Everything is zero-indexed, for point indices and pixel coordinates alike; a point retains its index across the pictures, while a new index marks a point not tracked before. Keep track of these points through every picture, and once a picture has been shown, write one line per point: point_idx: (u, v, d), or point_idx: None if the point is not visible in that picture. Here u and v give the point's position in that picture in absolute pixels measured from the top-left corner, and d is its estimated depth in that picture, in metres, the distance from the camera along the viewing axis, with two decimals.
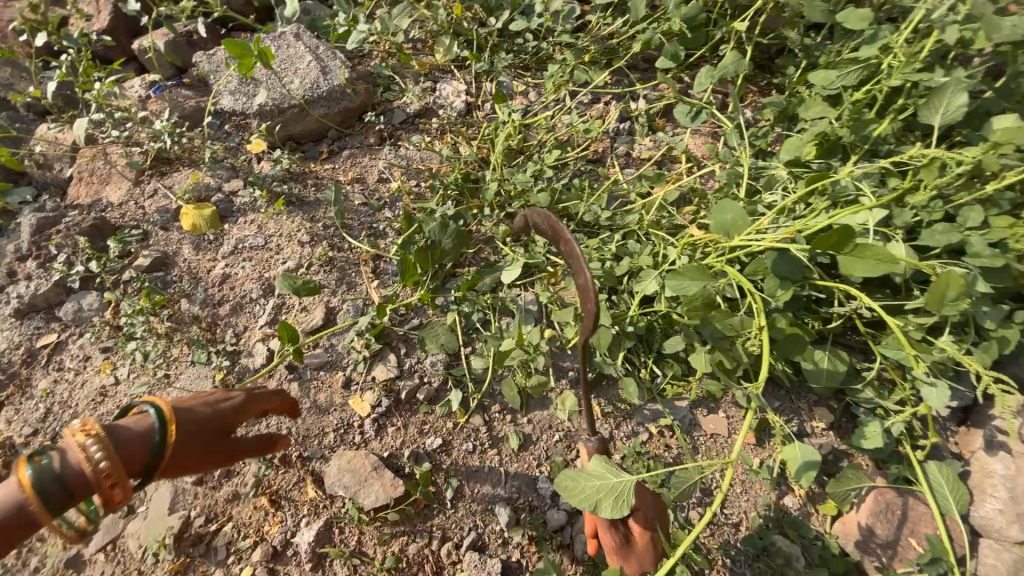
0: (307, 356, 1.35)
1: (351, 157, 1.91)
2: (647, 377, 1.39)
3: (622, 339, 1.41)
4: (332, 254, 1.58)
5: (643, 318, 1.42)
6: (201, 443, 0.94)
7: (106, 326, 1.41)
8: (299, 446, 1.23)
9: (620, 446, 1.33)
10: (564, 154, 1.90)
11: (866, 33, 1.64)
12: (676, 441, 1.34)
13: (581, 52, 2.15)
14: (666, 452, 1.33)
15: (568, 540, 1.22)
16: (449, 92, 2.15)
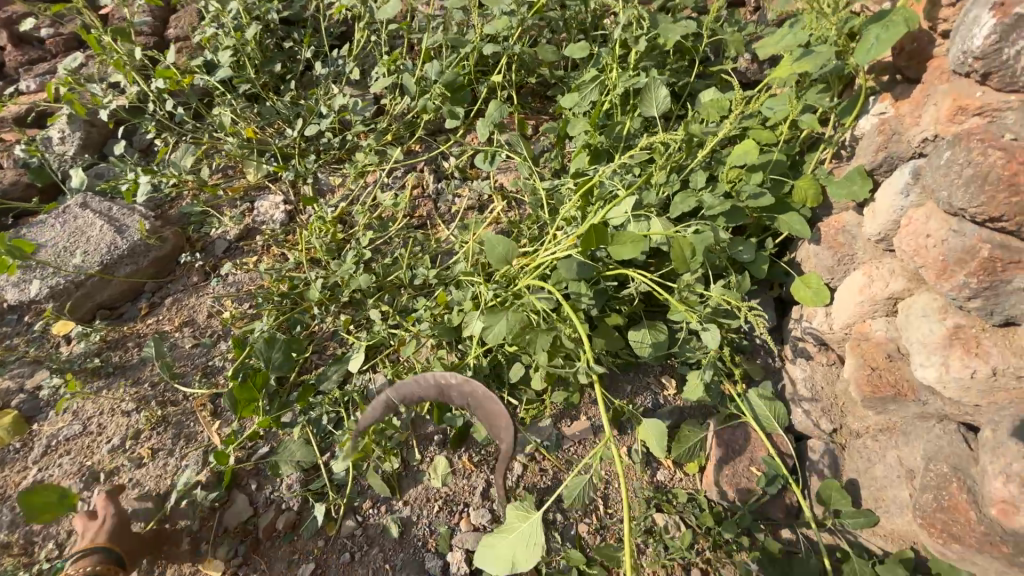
0: None
1: (175, 303, 1.85)
2: (505, 413, 1.44)
3: (470, 386, 1.45)
4: (163, 412, 1.50)
5: (483, 359, 1.48)
6: (131, 539, 1.17)
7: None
8: None
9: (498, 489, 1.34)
10: (388, 229, 1.98)
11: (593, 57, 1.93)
12: (548, 462, 1.39)
13: (382, 133, 2.28)
14: (541, 477, 1.36)
15: None
16: (267, 206, 2.17)
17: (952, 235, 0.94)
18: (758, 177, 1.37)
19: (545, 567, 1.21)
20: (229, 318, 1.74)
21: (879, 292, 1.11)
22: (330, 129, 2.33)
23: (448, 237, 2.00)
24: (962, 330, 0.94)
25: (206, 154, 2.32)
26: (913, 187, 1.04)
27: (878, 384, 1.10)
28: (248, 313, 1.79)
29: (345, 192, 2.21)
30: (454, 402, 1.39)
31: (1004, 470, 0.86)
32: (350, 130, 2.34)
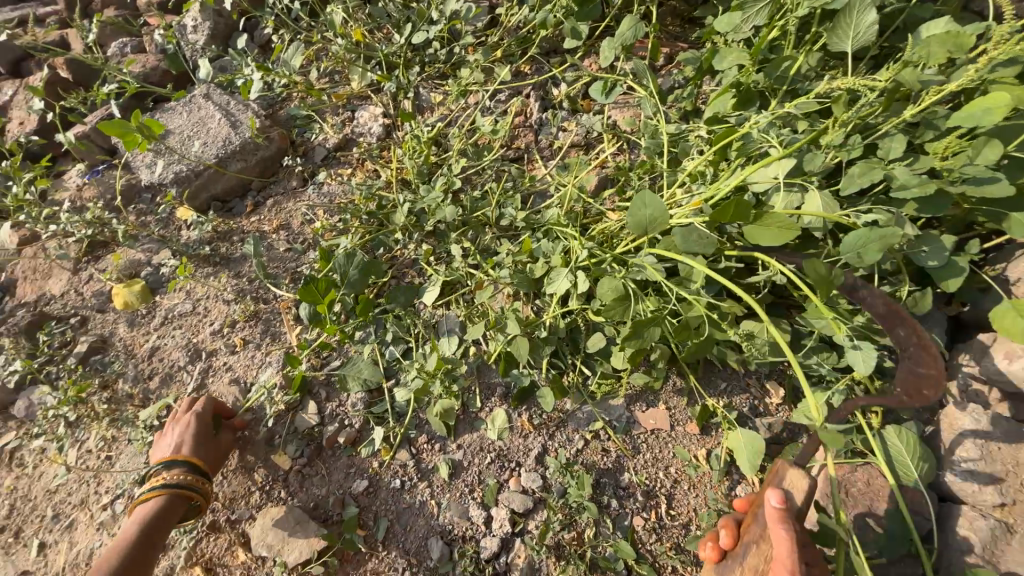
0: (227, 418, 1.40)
1: (275, 205, 1.92)
2: (575, 382, 1.32)
3: (543, 346, 1.34)
4: (257, 308, 1.60)
5: (562, 321, 1.35)
6: (210, 449, 1.25)
7: (52, 418, 1.48)
8: (226, 509, 1.27)
9: (552, 456, 1.26)
10: (483, 160, 1.82)
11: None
12: (614, 444, 1.26)
13: (492, 49, 2.04)
14: (602, 459, 1.24)
15: (503, 568, 1.17)
16: (367, 118, 2.09)
17: None
18: (996, 156, 0.98)
19: (590, 552, 1.14)
20: (321, 228, 1.77)
21: None
22: (438, 39, 2.13)
23: (544, 177, 1.80)
24: None
25: (316, 55, 2.27)
26: None
27: None
28: (337, 226, 1.79)
29: (444, 111, 2.05)
30: (525, 360, 1.30)
31: None
32: (458, 41, 2.13)
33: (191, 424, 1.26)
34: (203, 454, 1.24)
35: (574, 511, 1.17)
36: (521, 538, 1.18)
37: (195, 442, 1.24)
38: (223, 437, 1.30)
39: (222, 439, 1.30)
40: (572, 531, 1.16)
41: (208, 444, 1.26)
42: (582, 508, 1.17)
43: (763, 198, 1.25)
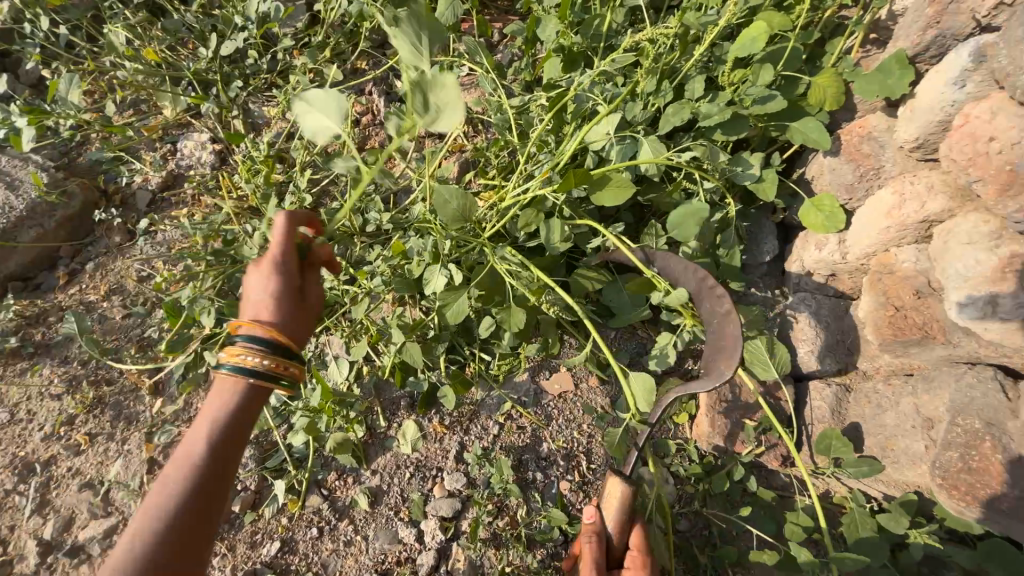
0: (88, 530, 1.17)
1: (98, 269, 1.62)
2: (477, 371, 1.30)
3: (435, 344, 1.30)
4: (99, 393, 1.35)
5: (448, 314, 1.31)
6: (299, 322, 1.00)
7: None
8: None
9: (470, 450, 1.23)
10: (335, 168, 1.70)
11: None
12: (527, 420, 1.26)
13: (318, 49, 1.89)
14: (518, 437, 1.25)
15: None
16: (192, 148, 1.84)
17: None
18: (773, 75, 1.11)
19: (525, 530, 1.14)
20: (161, 282, 1.53)
21: (911, 214, 0.91)
22: (254, 47, 1.93)
23: (404, 173, 1.73)
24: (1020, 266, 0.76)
25: (109, 86, 1.94)
26: (970, 74, 0.83)
27: (902, 325, 0.94)
28: (181, 275, 1.56)
29: (281, 124, 1.87)
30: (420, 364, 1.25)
31: None
32: (278, 46, 1.94)
33: (287, 280, 1.01)
34: (293, 328, 0.99)
35: (502, 496, 1.17)
36: (458, 541, 1.15)
37: (283, 308, 0.98)
38: (312, 287, 1.09)
39: (313, 300, 1.07)
40: (504, 516, 1.16)
41: (299, 314, 1.01)
42: (509, 492, 1.17)
43: (603, 152, 1.30)
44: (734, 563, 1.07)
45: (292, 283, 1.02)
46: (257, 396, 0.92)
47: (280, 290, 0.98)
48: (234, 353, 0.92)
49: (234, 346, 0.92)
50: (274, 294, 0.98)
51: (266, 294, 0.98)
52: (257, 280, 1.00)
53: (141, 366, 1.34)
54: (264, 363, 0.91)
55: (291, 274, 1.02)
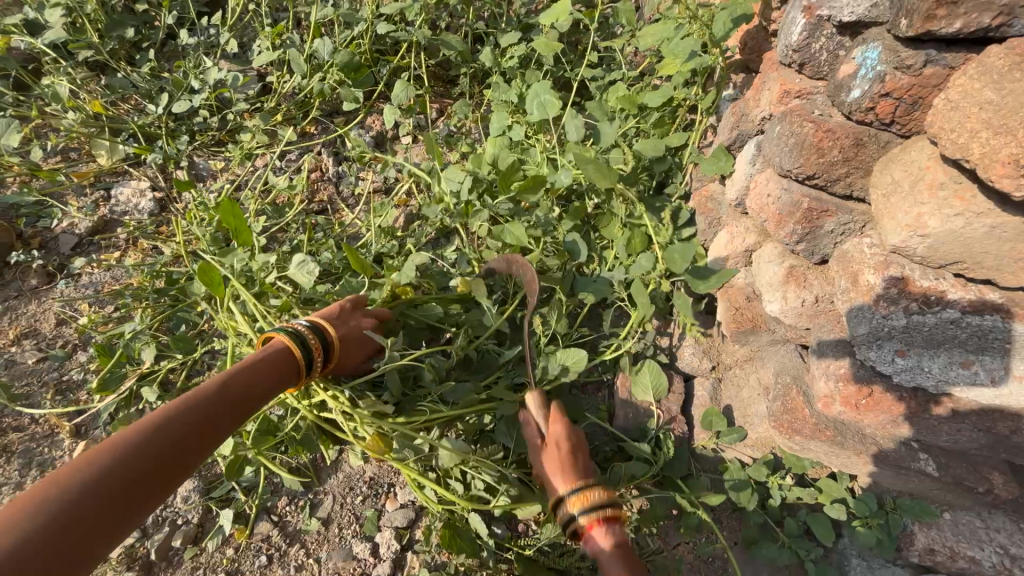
0: None
1: (5, 312, 1.53)
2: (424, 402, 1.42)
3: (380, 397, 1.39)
4: (5, 440, 1.27)
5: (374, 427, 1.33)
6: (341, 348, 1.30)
7: None
8: None
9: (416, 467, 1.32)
10: (284, 217, 1.83)
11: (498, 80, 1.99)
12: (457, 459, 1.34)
13: (270, 114, 2.08)
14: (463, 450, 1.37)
15: None
16: (129, 194, 1.85)
17: (783, 191, 1.07)
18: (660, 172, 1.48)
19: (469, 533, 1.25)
20: (85, 323, 1.48)
21: (739, 245, 1.31)
22: (206, 107, 2.05)
23: (354, 222, 1.92)
24: (794, 270, 1.09)
25: (37, 133, 1.92)
26: (757, 157, 1.25)
27: (739, 320, 1.28)
28: (113, 316, 1.53)
29: (229, 177, 1.98)
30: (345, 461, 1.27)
31: (829, 370, 1.02)
32: (230, 108, 2.09)
33: (366, 343, 1.37)
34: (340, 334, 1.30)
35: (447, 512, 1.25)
36: (411, 550, 1.23)
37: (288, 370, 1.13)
38: (373, 341, 1.39)
39: (366, 346, 1.37)
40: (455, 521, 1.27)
41: (351, 355, 1.34)
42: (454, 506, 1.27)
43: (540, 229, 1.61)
44: (652, 534, 1.28)
45: (365, 327, 1.37)
46: (298, 348, 1.18)
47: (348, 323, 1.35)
48: (320, 345, 1.22)
49: (309, 340, 1.20)
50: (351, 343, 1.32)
51: (344, 333, 1.32)
52: (356, 315, 1.38)
53: (62, 408, 1.29)
54: (315, 366, 1.22)
55: (364, 337, 1.36)
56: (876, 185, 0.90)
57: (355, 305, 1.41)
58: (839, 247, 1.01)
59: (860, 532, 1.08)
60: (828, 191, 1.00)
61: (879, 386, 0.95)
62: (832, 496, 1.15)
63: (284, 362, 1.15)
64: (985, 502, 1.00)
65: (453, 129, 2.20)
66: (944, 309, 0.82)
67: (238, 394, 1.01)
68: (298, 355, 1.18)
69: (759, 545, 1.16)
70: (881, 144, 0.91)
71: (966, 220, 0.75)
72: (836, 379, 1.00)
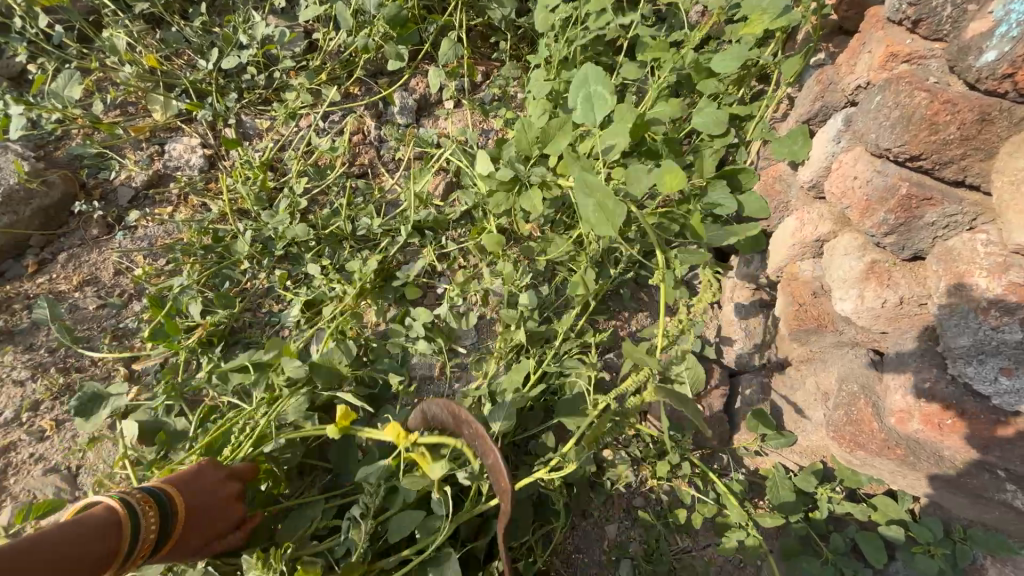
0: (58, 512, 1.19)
1: (71, 259, 1.62)
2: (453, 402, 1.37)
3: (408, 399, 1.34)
4: (69, 379, 1.37)
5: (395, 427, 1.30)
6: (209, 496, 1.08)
7: None
8: None
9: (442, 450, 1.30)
10: (325, 180, 1.82)
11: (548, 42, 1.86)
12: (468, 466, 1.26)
13: (315, 73, 2.04)
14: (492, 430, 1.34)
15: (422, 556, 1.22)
16: (180, 150, 1.89)
17: (876, 175, 0.93)
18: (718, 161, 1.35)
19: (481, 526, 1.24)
20: (139, 274, 1.55)
21: (810, 234, 1.16)
22: (253, 64, 2.04)
23: (393, 188, 1.89)
24: (877, 265, 0.96)
25: (98, 86, 1.98)
26: (844, 133, 1.09)
27: (801, 317, 1.16)
28: (165, 269, 1.60)
29: (274, 137, 1.98)
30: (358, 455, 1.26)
31: (909, 383, 0.90)
32: (277, 66, 2.07)
33: (237, 511, 1.11)
34: (192, 495, 1.06)
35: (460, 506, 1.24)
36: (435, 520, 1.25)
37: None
38: (240, 505, 1.12)
39: (236, 511, 1.11)
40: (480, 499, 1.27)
41: (210, 534, 1.07)
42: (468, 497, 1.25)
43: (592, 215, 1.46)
44: (680, 531, 1.23)
45: (234, 492, 1.12)
46: (126, 521, 0.94)
47: (213, 479, 1.10)
48: (152, 500, 1.00)
49: (135, 497, 0.98)
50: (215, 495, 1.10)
51: (211, 494, 1.08)
52: (219, 477, 1.12)
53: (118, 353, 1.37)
54: (146, 537, 0.96)
55: (229, 501, 1.10)
56: (1001, 171, 0.76)
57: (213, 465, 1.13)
58: (938, 243, 0.87)
59: (918, 558, 0.99)
60: (934, 176, 0.86)
61: (971, 406, 0.83)
62: (888, 516, 1.05)
63: (94, 541, 0.89)
64: None
65: (498, 94, 2.09)
66: None
67: (49, 557, 0.83)
68: (124, 526, 0.93)
69: (799, 558, 1.09)
70: (1014, 121, 0.75)
71: None
72: (916, 393, 0.89)
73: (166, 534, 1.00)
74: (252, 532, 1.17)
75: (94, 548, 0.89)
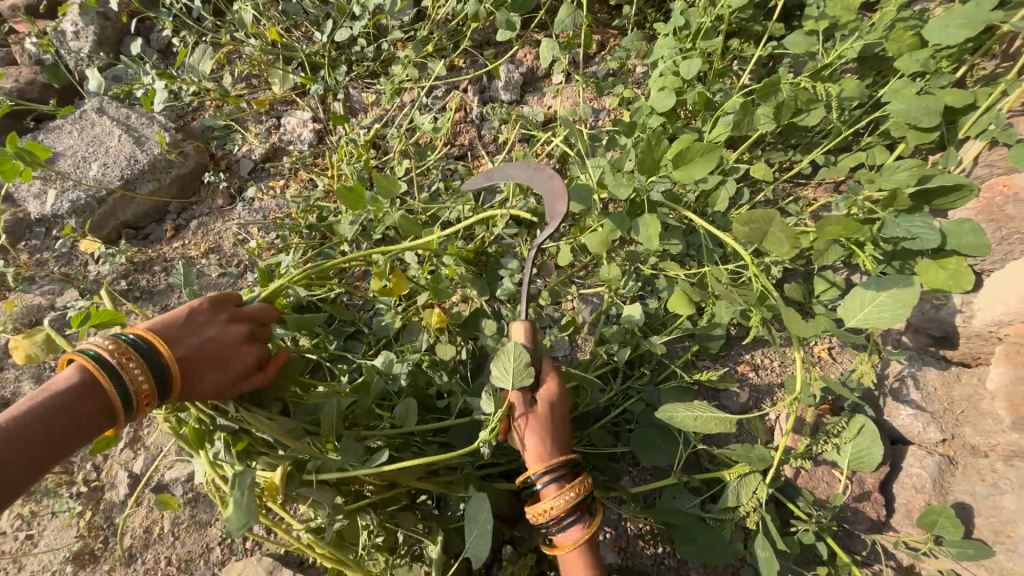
0: (177, 468, 1.30)
1: (200, 227, 1.75)
2: None
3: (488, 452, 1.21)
4: None
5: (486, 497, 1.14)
6: (194, 339, 1.02)
7: None
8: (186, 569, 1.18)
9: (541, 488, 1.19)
10: (425, 161, 1.75)
11: (688, 5, 1.57)
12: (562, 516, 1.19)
13: (422, 44, 1.96)
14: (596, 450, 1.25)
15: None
16: (294, 124, 1.93)
17: None
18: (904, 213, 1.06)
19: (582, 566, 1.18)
20: (253, 247, 1.62)
21: None
22: (364, 35, 2.01)
23: (492, 173, 1.77)
24: None
25: (228, 59, 2.08)
26: None
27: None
28: (276, 243, 1.66)
29: (378, 112, 1.95)
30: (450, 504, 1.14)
31: None
32: (386, 37, 2.02)
33: (238, 341, 1.06)
34: (188, 344, 1.01)
35: None
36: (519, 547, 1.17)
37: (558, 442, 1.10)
38: (252, 349, 1.07)
39: (240, 341, 1.06)
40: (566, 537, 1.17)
41: (217, 365, 1.02)
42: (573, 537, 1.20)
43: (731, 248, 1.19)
44: None
45: (235, 335, 1.06)
46: (105, 375, 0.90)
47: (217, 330, 1.05)
48: (130, 349, 0.93)
49: (112, 348, 0.92)
50: (210, 337, 1.03)
51: (212, 328, 1.05)
52: (213, 317, 1.07)
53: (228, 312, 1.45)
54: (139, 387, 0.92)
55: (232, 344, 1.05)
56: None
57: (214, 305, 1.10)
58: None
59: None
60: None
61: None
62: None
63: (80, 400, 0.87)
64: None
65: (615, 68, 1.85)
66: None
67: (51, 429, 0.84)
68: (106, 380, 0.89)
69: None
70: None
71: None
72: None
73: (164, 380, 0.95)
74: (278, 373, 1.13)
75: (84, 414, 0.87)
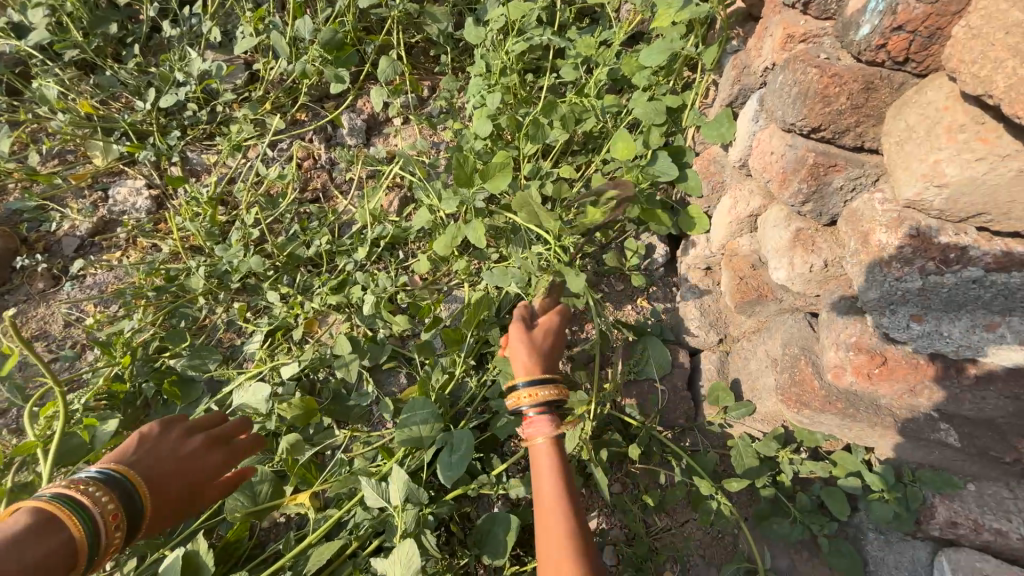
0: None
1: (17, 317, 1.58)
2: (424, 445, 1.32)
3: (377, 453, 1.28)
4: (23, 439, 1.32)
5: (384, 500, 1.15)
6: (166, 465, 0.98)
7: None
8: None
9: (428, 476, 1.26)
10: (277, 208, 1.81)
11: (485, 52, 1.90)
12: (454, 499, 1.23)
13: (258, 103, 2.05)
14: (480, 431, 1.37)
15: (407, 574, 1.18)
16: (126, 193, 1.86)
17: (789, 149, 0.98)
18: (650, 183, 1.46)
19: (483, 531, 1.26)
20: (90, 323, 1.52)
21: (743, 210, 1.23)
22: (193, 100, 2.03)
23: (347, 209, 1.89)
24: (803, 233, 1.02)
25: (34, 138, 1.93)
26: (761, 113, 1.15)
27: (745, 289, 1.22)
28: (118, 315, 1.55)
29: (222, 170, 1.97)
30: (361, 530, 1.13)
31: (838, 339, 0.94)
32: (218, 99, 2.06)
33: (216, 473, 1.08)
34: (156, 469, 0.97)
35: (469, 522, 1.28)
36: None
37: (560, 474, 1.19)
38: (214, 456, 1.07)
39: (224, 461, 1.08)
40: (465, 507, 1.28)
41: (191, 502, 1.01)
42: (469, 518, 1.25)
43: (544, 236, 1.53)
44: (658, 511, 1.24)
45: (215, 459, 1.06)
46: (68, 516, 0.81)
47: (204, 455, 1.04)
48: (91, 482, 0.87)
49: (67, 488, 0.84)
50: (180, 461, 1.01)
51: (162, 454, 1.00)
52: (185, 439, 1.05)
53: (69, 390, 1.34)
54: (104, 510, 0.85)
55: (188, 455, 1.03)
56: (889, 134, 0.82)
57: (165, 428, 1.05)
58: (849, 206, 0.93)
59: (875, 505, 1.04)
60: (837, 143, 0.91)
61: (893, 354, 0.88)
62: (847, 469, 1.11)
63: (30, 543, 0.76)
64: (1015, 473, 0.94)
65: (444, 106, 2.13)
66: (966, 267, 0.73)
67: None
68: (66, 523, 0.81)
69: (770, 520, 1.14)
70: (895, 86, 0.82)
71: (989, 166, 0.67)
72: (846, 348, 0.93)
73: (138, 514, 0.90)
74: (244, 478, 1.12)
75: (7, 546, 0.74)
